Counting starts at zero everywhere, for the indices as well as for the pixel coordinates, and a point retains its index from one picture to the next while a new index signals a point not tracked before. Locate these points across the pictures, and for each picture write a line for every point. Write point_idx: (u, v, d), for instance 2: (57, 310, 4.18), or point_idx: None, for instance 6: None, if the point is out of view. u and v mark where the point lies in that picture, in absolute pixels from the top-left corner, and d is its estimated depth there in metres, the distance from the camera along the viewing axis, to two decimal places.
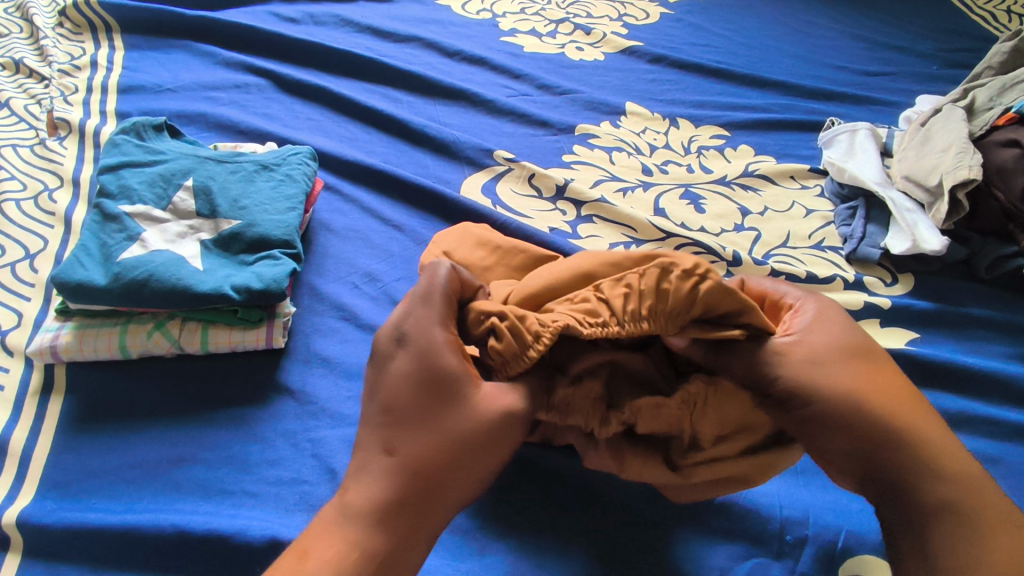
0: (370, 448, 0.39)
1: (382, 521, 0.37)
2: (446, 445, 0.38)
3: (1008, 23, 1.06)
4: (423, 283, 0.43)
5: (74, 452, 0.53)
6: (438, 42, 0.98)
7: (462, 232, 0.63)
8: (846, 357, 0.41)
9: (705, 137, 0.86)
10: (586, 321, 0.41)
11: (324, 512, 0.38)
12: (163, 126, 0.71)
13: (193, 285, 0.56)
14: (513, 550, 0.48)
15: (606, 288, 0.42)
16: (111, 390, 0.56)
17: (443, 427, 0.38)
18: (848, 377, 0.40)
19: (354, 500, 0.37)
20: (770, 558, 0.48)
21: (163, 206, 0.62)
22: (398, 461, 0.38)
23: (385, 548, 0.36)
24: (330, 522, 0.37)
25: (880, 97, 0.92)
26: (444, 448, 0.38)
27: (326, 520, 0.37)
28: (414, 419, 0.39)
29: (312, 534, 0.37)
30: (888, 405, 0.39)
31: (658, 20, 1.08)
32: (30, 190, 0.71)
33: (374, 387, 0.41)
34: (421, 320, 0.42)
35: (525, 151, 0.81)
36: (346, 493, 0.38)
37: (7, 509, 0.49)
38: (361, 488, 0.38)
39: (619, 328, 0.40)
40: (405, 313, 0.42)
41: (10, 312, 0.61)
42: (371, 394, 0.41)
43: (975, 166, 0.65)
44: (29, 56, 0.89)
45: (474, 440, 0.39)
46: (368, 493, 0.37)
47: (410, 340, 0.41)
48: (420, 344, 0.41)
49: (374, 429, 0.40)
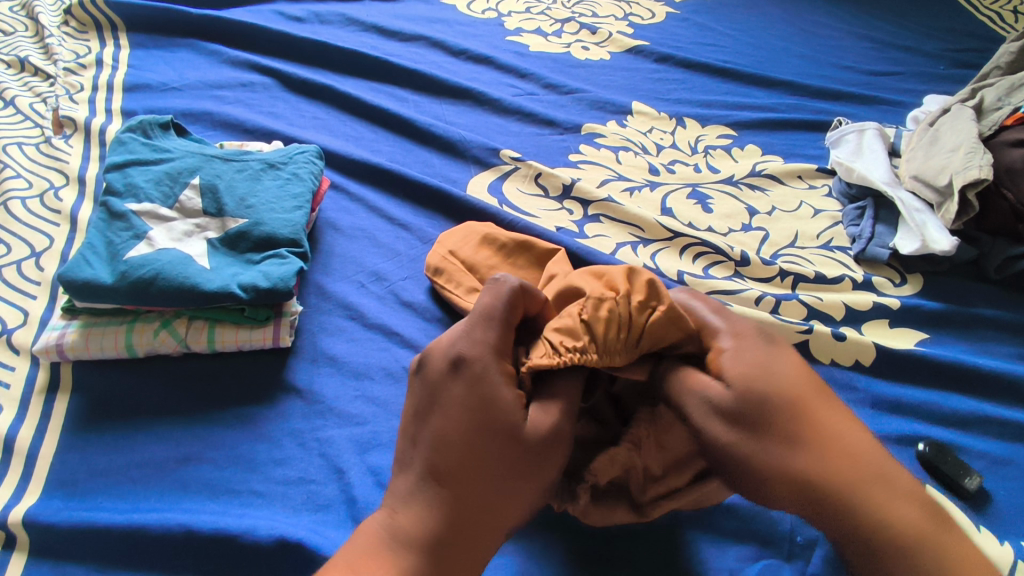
0: (417, 471, 0.39)
1: (427, 552, 0.37)
2: (497, 473, 0.38)
3: (1015, 23, 1.05)
4: (484, 304, 0.43)
5: (80, 451, 0.53)
6: (444, 42, 0.98)
7: (479, 233, 0.64)
8: (768, 388, 0.39)
9: (712, 137, 0.85)
10: (562, 347, 0.41)
11: (367, 536, 0.38)
12: (169, 124, 0.71)
13: (199, 284, 0.55)
14: (521, 551, 0.48)
15: (588, 311, 0.42)
16: (117, 389, 0.56)
17: (494, 453, 0.38)
18: (769, 425, 0.38)
19: (404, 526, 0.38)
20: (780, 559, 0.48)
21: (170, 204, 0.62)
22: (446, 490, 0.38)
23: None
24: (376, 549, 0.37)
25: (887, 97, 0.92)
26: (496, 475, 0.38)
27: (373, 544, 0.38)
28: (462, 449, 0.38)
29: (358, 559, 0.37)
30: (809, 447, 0.37)
31: (664, 20, 1.07)
32: (36, 188, 0.71)
33: (422, 409, 0.41)
34: (478, 344, 0.41)
35: (531, 151, 0.81)
36: (393, 518, 0.38)
37: (14, 508, 0.49)
38: (408, 514, 0.38)
39: (597, 354, 0.41)
40: (461, 334, 0.42)
41: (15, 311, 0.61)
42: (423, 418, 0.40)
43: (985, 166, 0.65)
44: (34, 55, 0.89)
45: (524, 468, 0.39)
46: (416, 522, 0.37)
47: (463, 361, 0.41)
48: (474, 368, 0.40)
49: (421, 452, 0.39)
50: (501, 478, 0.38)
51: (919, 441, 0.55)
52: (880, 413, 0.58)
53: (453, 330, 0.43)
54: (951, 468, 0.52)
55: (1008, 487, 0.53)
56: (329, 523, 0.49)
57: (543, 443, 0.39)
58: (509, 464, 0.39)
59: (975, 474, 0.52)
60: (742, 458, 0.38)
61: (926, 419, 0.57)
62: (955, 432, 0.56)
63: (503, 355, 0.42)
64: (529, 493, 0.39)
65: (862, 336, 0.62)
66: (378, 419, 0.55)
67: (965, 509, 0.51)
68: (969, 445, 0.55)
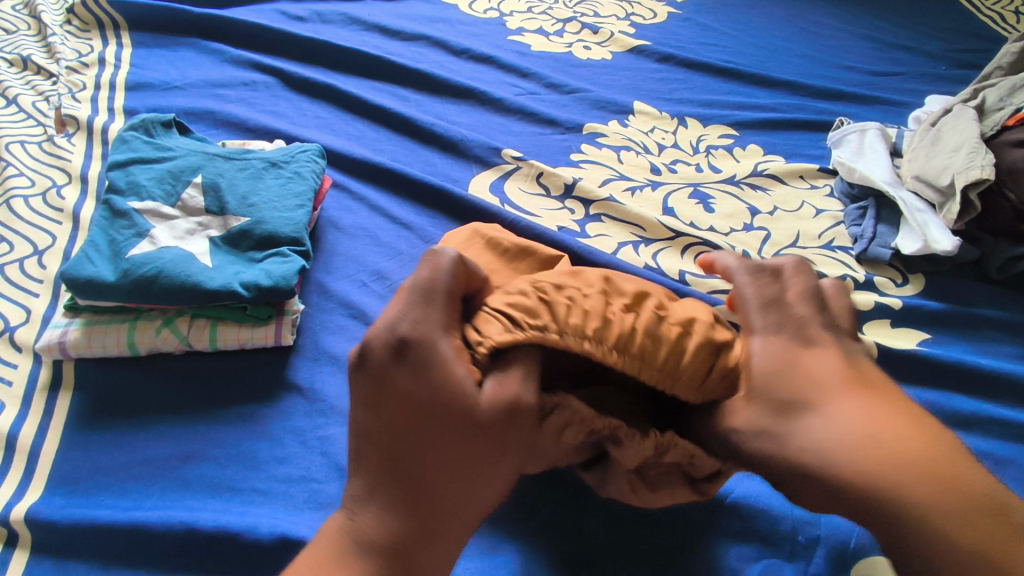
0: (373, 469, 0.39)
1: (392, 552, 0.38)
2: (455, 464, 0.38)
3: (1017, 24, 1.05)
4: (422, 281, 0.41)
5: (83, 448, 0.53)
6: (445, 41, 0.98)
7: (484, 236, 0.62)
8: (778, 384, 0.38)
9: (713, 137, 0.85)
10: (520, 322, 0.39)
11: (332, 535, 0.39)
12: (171, 123, 0.71)
13: (202, 282, 0.55)
14: (524, 551, 0.48)
15: (547, 292, 0.41)
16: (120, 386, 0.56)
17: (451, 441, 0.38)
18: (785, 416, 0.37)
19: (369, 526, 0.38)
20: (782, 559, 0.48)
21: (172, 203, 0.62)
22: (405, 488, 0.38)
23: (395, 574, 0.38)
24: (341, 550, 0.38)
25: (888, 97, 0.92)
26: (454, 466, 0.38)
27: (337, 546, 0.39)
28: (416, 443, 0.38)
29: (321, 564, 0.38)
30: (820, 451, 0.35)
31: (666, 20, 1.07)
32: (38, 187, 0.71)
33: (368, 403, 0.39)
34: (421, 325, 0.39)
35: (533, 151, 0.81)
36: (356, 521, 0.39)
37: (16, 505, 0.49)
38: (371, 516, 0.38)
39: (558, 331, 0.39)
40: (400, 317, 0.39)
41: (18, 308, 0.61)
42: (368, 413, 0.39)
43: (987, 166, 0.65)
44: (37, 53, 0.89)
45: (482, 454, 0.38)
46: (378, 525, 0.38)
47: (408, 346, 0.38)
48: (421, 352, 0.38)
49: (375, 453, 0.39)
50: (461, 462, 0.38)
51: None
52: None
53: (391, 314, 0.40)
54: None
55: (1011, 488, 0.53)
56: None
57: (502, 424, 0.38)
58: (468, 449, 0.38)
59: None
60: (787, 472, 0.36)
61: None
62: (957, 432, 0.56)
63: (448, 330, 0.40)
64: (494, 470, 0.39)
65: (864, 337, 0.62)
66: None
67: None
68: (971, 445, 0.55)
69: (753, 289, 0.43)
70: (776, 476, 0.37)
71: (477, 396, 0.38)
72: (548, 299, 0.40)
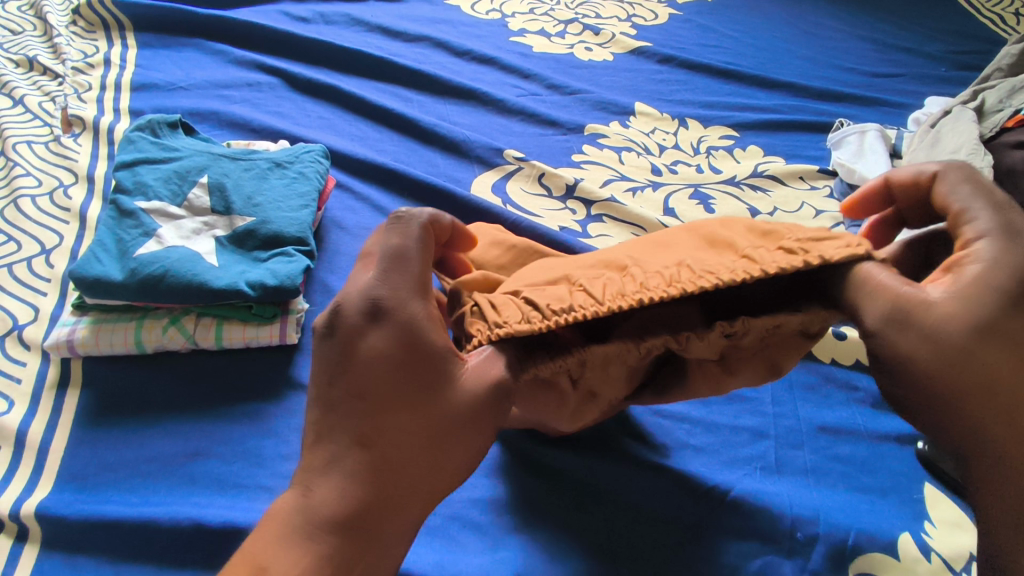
0: (335, 441, 0.35)
1: (351, 530, 0.34)
2: (426, 436, 0.35)
3: (1017, 26, 1.05)
4: (393, 244, 0.38)
5: (91, 445, 0.54)
6: (448, 42, 0.98)
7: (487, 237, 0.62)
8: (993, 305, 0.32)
9: (714, 138, 0.86)
10: (544, 309, 0.38)
11: (281, 516, 0.35)
12: (177, 123, 0.72)
13: (208, 281, 0.56)
14: (526, 547, 0.48)
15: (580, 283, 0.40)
16: (128, 384, 0.57)
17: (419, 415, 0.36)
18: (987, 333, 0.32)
19: (322, 504, 0.34)
20: (781, 556, 0.48)
21: (178, 203, 0.63)
22: (372, 459, 0.35)
23: (353, 553, 0.34)
24: (291, 529, 0.34)
25: (888, 98, 0.92)
26: (425, 436, 0.35)
27: (286, 525, 0.34)
28: (387, 411, 0.35)
29: (269, 545, 0.33)
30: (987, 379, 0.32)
31: (667, 21, 1.08)
32: (45, 186, 0.72)
33: (335, 369, 0.36)
34: (397, 288, 0.37)
35: (535, 151, 0.82)
36: (308, 496, 0.34)
37: (26, 501, 0.50)
38: (326, 493, 0.34)
39: (588, 311, 0.37)
40: (377, 280, 0.37)
41: (26, 307, 0.62)
42: (333, 379, 0.36)
43: (985, 168, 0.66)
44: (43, 54, 0.90)
45: (457, 425, 0.36)
46: (337, 500, 0.34)
47: (383, 310, 0.36)
48: (398, 317, 0.36)
49: (339, 422, 0.35)
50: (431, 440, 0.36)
51: (918, 440, 0.56)
52: (880, 410, 0.58)
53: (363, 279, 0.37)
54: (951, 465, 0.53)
55: None
56: None
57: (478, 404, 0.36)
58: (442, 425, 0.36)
59: None
60: (926, 386, 0.33)
61: None
62: None
63: (426, 298, 0.38)
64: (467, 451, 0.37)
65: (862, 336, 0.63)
66: None
67: (964, 506, 0.52)
68: None
69: (967, 195, 0.37)
70: (908, 388, 0.34)
71: (456, 366, 0.37)
72: (582, 289, 0.39)
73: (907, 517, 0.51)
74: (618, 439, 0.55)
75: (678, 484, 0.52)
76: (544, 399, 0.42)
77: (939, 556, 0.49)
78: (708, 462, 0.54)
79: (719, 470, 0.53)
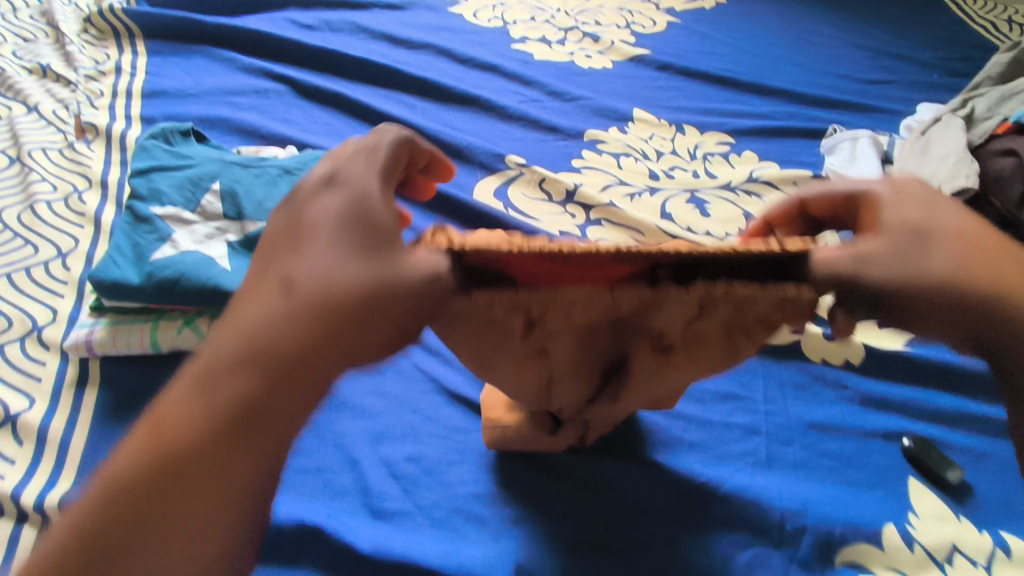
0: (254, 291, 0.32)
1: (243, 375, 0.29)
2: (345, 290, 0.31)
3: (1008, 33, 1.08)
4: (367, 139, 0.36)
5: (110, 440, 0.56)
6: (451, 50, 1.01)
7: None
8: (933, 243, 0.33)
9: (710, 144, 0.88)
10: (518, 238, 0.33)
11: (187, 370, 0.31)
12: (190, 131, 0.74)
13: (222, 284, 0.58)
14: (526, 538, 0.51)
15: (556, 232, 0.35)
16: (145, 382, 0.59)
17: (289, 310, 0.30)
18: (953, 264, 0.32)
19: (221, 349, 0.30)
20: (770, 546, 0.51)
21: (192, 209, 0.65)
22: (283, 305, 0.30)
23: (237, 406, 0.29)
24: (189, 378, 0.30)
25: (881, 105, 0.94)
26: (343, 293, 0.30)
27: (186, 376, 0.31)
28: (313, 262, 0.31)
29: (166, 401, 0.30)
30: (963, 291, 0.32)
31: (665, 28, 1.10)
32: (61, 192, 0.74)
33: (280, 230, 0.33)
34: (360, 163, 0.34)
35: (536, 157, 0.84)
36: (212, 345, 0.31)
37: (49, 493, 0.52)
38: (177, 407, 0.30)
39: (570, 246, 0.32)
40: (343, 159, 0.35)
41: (45, 309, 0.64)
42: (275, 238, 0.33)
43: (971, 176, 0.68)
44: (55, 61, 0.93)
45: (383, 288, 0.31)
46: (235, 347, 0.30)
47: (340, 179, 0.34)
48: (352, 183, 0.33)
49: (267, 273, 0.32)
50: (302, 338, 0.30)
51: (903, 436, 0.58)
52: (869, 408, 0.60)
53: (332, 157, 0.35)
54: (935, 461, 0.55)
55: (991, 481, 0.55)
56: (347, 510, 0.53)
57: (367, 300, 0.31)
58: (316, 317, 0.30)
59: (957, 468, 0.55)
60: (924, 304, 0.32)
61: (913, 416, 0.60)
62: (939, 428, 0.59)
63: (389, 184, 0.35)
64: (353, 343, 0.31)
65: (852, 337, 0.65)
66: (391, 412, 0.59)
67: (947, 500, 0.54)
68: (954, 440, 0.58)
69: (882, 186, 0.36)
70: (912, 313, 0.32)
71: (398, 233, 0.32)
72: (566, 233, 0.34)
73: (892, 510, 0.53)
74: (617, 435, 0.57)
75: (672, 477, 0.54)
76: (488, 330, 0.37)
77: (922, 547, 0.51)
78: (702, 457, 0.56)
79: (712, 464, 0.55)
